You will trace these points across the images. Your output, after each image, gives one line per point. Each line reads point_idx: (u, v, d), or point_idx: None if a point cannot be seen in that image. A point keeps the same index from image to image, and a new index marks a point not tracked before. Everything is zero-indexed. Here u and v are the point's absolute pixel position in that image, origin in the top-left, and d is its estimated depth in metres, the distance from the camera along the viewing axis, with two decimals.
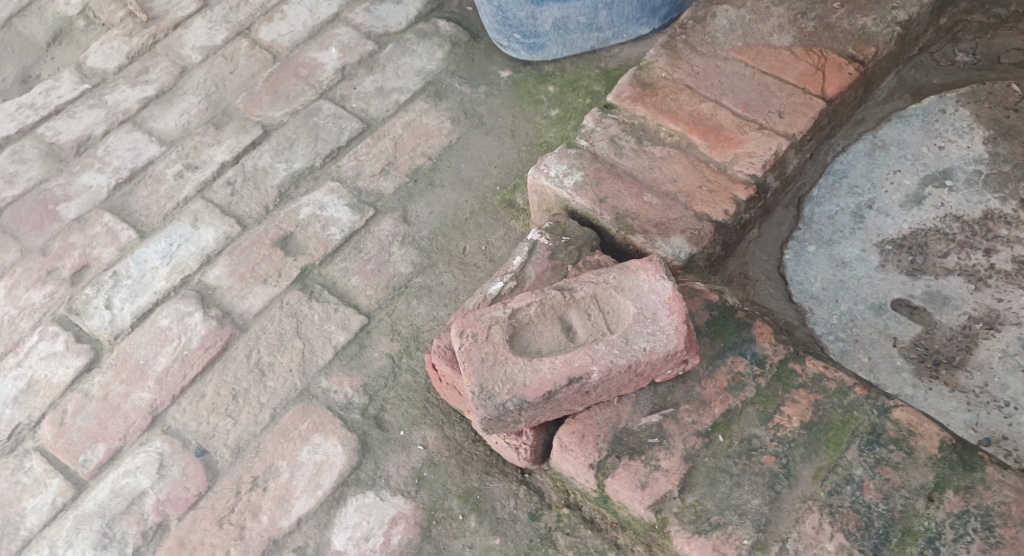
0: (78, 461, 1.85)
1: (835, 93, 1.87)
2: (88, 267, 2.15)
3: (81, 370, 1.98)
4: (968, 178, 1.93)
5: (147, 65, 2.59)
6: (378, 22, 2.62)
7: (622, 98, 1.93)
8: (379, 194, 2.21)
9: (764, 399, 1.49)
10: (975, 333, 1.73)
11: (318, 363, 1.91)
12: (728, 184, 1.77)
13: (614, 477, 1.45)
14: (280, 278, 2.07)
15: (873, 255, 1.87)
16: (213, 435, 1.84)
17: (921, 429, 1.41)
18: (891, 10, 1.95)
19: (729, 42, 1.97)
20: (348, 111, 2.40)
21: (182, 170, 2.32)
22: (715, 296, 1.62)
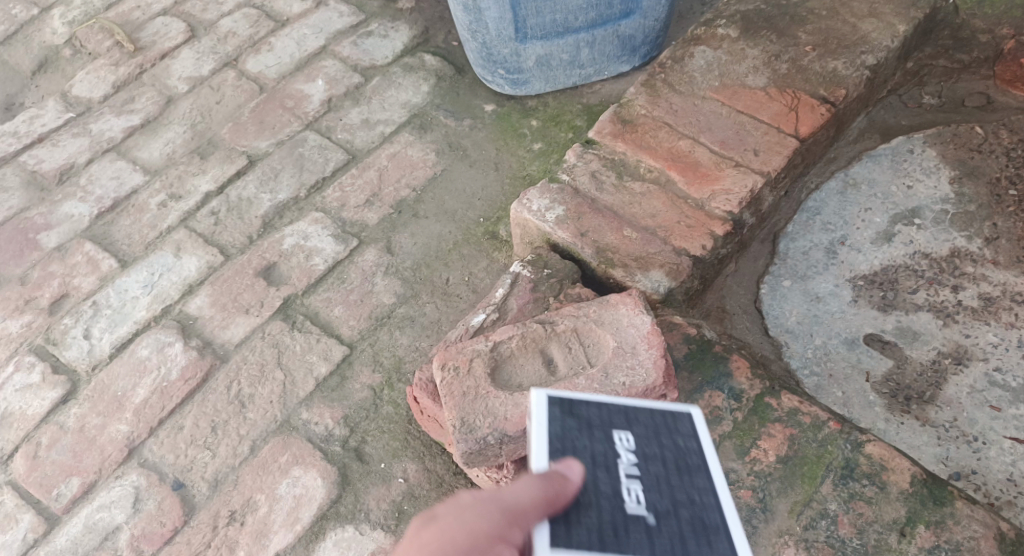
0: (51, 495, 1.83)
1: (808, 132, 1.91)
2: (67, 297, 2.14)
3: (57, 402, 1.97)
4: (936, 216, 1.98)
5: (133, 95, 2.61)
6: (364, 56, 2.66)
7: (602, 134, 1.97)
8: (362, 225, 2.23)
9: (741, 433, 1.51)
10: (944, 368, 1.77)
11: (298, 395, 1.91)
12: (705, 219, 1.80)
13: None
14: (263, 308, 2.07)
15: (846, 290, 1.91)
16: (191, 468, 1.83)
17: (893, 464, 1.44)
18: (860, 54, 2.00)
19: (706, 82, 2.02)
20: (334, 142, 2.43)
21: (165, 200, 2.33)
22: (693, 330, 1.65)
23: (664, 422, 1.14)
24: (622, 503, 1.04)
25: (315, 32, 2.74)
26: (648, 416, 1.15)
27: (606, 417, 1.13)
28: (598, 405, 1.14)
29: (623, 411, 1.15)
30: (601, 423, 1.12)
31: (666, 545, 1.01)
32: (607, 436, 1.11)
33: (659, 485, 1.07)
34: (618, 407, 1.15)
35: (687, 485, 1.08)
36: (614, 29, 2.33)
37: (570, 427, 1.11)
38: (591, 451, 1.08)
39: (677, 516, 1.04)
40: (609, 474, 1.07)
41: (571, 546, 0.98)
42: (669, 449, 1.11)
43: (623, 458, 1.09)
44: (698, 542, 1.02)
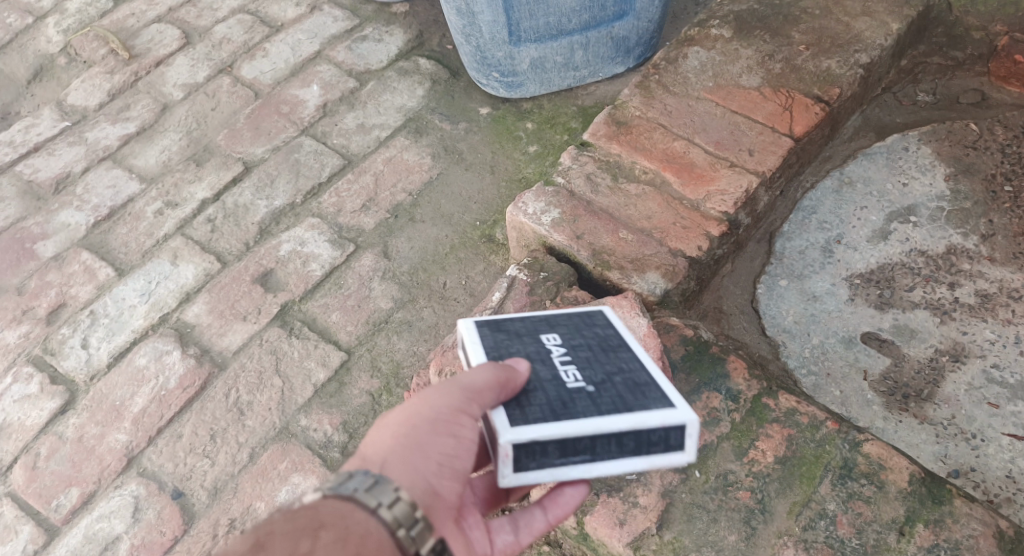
0: (51, 505, 1.83)
1: (803, 131, 1.91)
2: (64, 306, 2.14)
3: (55, 412, 1.97)
4: (932, 213, 1.98)
5: (128, 102, 2.61)
6: (359, 60, 2.66)
7: (597, 136, 1.97)
8: (359, 230, 2.23)
9: (739, 434, 1.51)
10: (942, 365, 1.76)
11: (297, 402, 1.91)
12: (701, 220, 1.80)
13: (593, 514, 1.45)
14: (260, 315, 2.07)
15: (842, 289, 1.91)
16: (190, 476, 1.83)
17: (891, 463, 1.44)
18: (854, 53, 2.00)
19: (700, 83, 2.02)
20: (329, 147, 2.43)
21: (162, 207, 2.32)
22: (689, 331, 1.65)
23: (582, 322, 1.40)
24: (562, 381, 1.23)
25: (310, 37, 2.74)
26: (568, 320, 1.40)
27: (531, 327, 1.37)
28: (522, 321, 1.39)
29: (545, 321, 1.39)
30: (529, 331, 1.35)
31: (608, 401, 1.19)
32: (536, 339, 1.33)
33: (589, 363, 1.28)
34: (541, 319, 1.40)
35: (612, 360, 1.30)
36: (608, 30, 2.33)
37: (503, 337, 1.33)
38: (526, 350, 1.30)
39: (611, 379, 1.24)
40: (545, 362, 1.27)
41: (528, 420, 1.15)
42: (590, 339, 1.35)
43: (555, 350, 1.30)
44: (634, 392, 1.21)
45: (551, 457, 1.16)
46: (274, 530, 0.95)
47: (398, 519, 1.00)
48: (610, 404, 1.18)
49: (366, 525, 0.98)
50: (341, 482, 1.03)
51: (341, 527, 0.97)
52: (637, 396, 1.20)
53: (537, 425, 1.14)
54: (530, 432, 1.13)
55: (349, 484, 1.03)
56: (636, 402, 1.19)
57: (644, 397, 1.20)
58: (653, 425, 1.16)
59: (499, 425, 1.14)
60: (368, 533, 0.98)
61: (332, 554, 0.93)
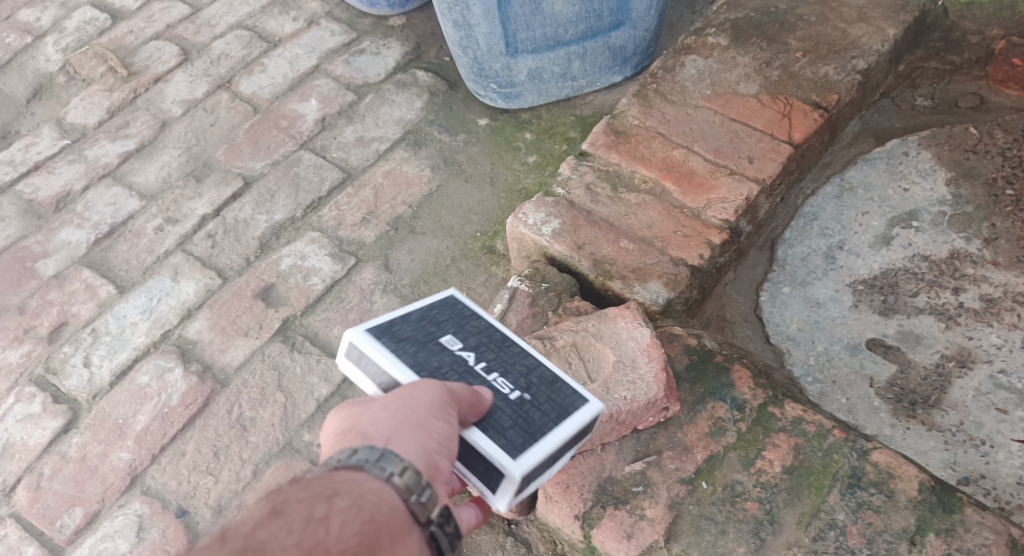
0: (55, 526, 1.82)
1: (802, 138, 1.91)
2: (65, 325, 2.14)
3: (58, 431, 1.96)
4: (934, 218, 1.97)
5: (127, 120, 2.61)
6: (357, 74, 2.66)
7: (596, 146, 1.97)
8: (360, 243, 2.22)
9: (745, 444, 1.49)
10: (948, 371, 1.75)
11: (300, 417, 1.90)
12: (702, 228, 1.79)
13: (599, 528, 1.44)
14: (262, 330, 2.06)
15: (846, 295, 1.90)
16: (194, 494, 1.82)
17: (900, 472, 1.43)
18: (852, 58, 1.99)
19: (698, 91, 2.02)
20: (328, 161, 2.43)
21: (162, 224, 2.32)
22: (693, 340, 1.64)
23: (460, 313, 1.43)
24: (501, 396, 1.31)
25: (308, 52, 2.74)
26: (446, 314, 1.43)
27: (422, 330, 1.38)
28: (406, 321, 1.39)
29: (424, 318, 1.41)
30: (423, 337, 1.37)
31: (551, 407, 1.31)
32: (441, 346, 1.36)
33: (503, 365, 1.36)
34: (420, 316, 1.41)
35: (515, 357, 1.38)
36: (605, 40, 2.33)
37: (411, 351, 1.33)
38: (444, 362, 1.33)
39: (531, 381, 1.35)
40: (470, 374, 1.33)
41: (514, 449, 1.24)
42: (483, 334, 1.41)
43: (467, 359, 1.35)
44: (557, 391, 1.34)
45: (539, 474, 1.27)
46: (289, 497, 1.00)
47: (408, 487, 1.07)
48: (556, 410, 1.31)
49: (378, 493, 1.04)
50: (347, 457, 1.09)
51: (355, 495, 1.02)
52: (564, 393, 1.33)
53: (531, 450, 1.24)
54: (529, 461, 1.22)
55: (354, 459, 1.09)
56: (570, 402, 1.32)
57: (565, 392, 1.33)
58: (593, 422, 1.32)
59: (503, 461, 1.22)
60: (381, 501, 1.03)
61: (348, 518, 0.98)
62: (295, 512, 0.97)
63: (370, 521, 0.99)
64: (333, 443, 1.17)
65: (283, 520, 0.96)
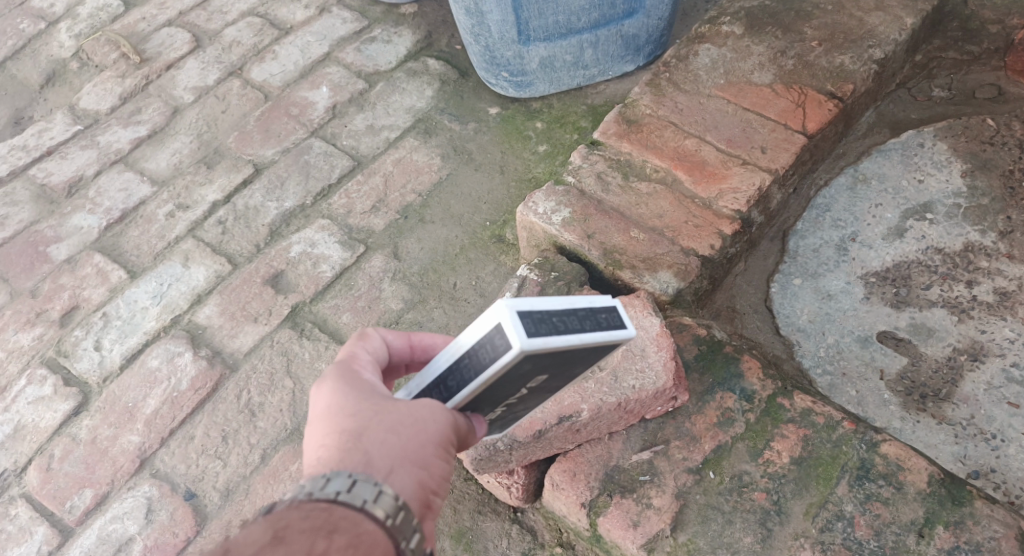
0: (65, 507, 1.83)
1: (816, 128, 1.89)
2: (77, 309, 2.15)
3: (69, 414, 1.97)
4: (948, 211, 1.95)
5: (140, 106, 2.62)
6: (368, 62, 2.66)
7: (607, 134, 1.96)
8: (369, 231, 2.22)
9: (753, 435, 1.49)
10: (960, 365, 1.74)
11: (308, 402, 1.91)
12: (713, 219, 1.78)
13: (606, 516, 1.44)
14: (271, 316, 2.07)
15: (858, 287, 1.88)
16: (202, 478, 1.83)
17: (909, 464, 1.42)
18: (868, 48, 1.97)
19: (711, 80, 2.00)
20: (339, 149, 2.42)
21: (173, 210, 2.33)
22: (702, 330, 1.63)
23: (595, 352, 1.20)
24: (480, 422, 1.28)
25: (319, 39, 2.74)
26: (586, 351, 1.18)
27: (551, 363, 1.17)
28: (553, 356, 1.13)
29: (564, 359, 1.17)
30: (537, 372, 1.17)
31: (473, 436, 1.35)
32: (527, 382, 1.21)
33: (515, 404, 1.29)
34: (565, 356, 1.16)
35: (534, 401, 1.32)
36: (618, 28, 2.32)
37: (512, 380, 1.16)
38: (501, 394, 1.22)
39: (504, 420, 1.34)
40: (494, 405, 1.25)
41: None
42: (557, 381, 1.26)
43: (515, 395, 1.24)
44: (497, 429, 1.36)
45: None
46: (288, 524, 0.94)
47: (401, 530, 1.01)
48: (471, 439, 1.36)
49: (375, 534, 0.98)
50: (347, 489, 1.01)
51: (354, 534, 0.97)
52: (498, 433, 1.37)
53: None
54: None
55: (355, 491, 1.01)
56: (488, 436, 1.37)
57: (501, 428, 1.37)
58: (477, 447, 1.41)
59: None
60: (379, 543, 0.98)
61: None
62: (294, 546, 0.91)
63: None
64: (325, 451, 1.08)
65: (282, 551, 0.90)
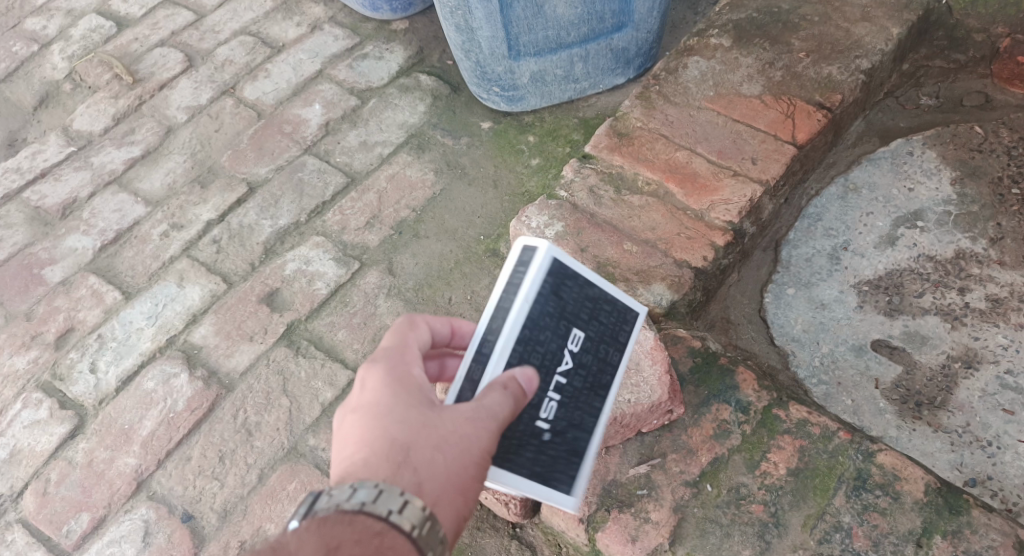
0: (62, 531, 1.83)
1: (806, 139, 1.90)
2: (72, 331, 2.15)
3: (65, 437, 1.96)
4: (939, 218, 1.96)
5: (133, 126, 2.62)
6: (360, 78, 2.67)
7: (599, 148, 1.97)
8: (364, 247, 2.22)
9: (750, 446, 1.49)
10: (955, 372, 1.74)
11: (305, 421, 1.91)
12: (705, 230, 1.79)
13: (605, 531, 1.44)
14: (267, 335, 2.07)
15: (851, 296, 1.89)
16: (199, 499, 1.83)
17: (905, 473, 1.42)
18: (855, 58, 1.99)
19: (701, 92, 2.01)
20: (332, 165, 2.43)
21: (167, 230, 2.33)
22: (697, 342, 1.63)
23: (617, 323, 1.38)
24: (533, 410, 1.27)
25: (311, 57, 2.75)
26: (607, 319, 1.38)
27: (578, 311, 1.34)
28: (577, 293, 1.34)
29: (589, 307, 1.36)
30: (568, 315, 1.32)
31: (537, 463, 1.27)
32: (565, 334, 1.31)
33: (569, 398, 1.32)
34: (587, 303, 1.35)
35: (586, 404, 1.33)
36: (608, 42, 2.33)
37: (546, 314, 1.29)
38: (546, 347, 1.28)
39: (565, 428, 1.31)
40: (543, 372, 1.28)
41: None
42: (595, 354, 1.35)
43: (563, 364, 1.30)
44: (560, 463, 1.29)
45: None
46: (341, 547, 1.00)
47: None
48: (535, 470, 1.26)
49: None
50: (399, 511, 1.05)
51: None
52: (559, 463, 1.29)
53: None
54: None
55: (404, 513, 1.05)
56: (555, 476, 1.28)
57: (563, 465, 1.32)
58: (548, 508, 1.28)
59: None
60: None
61: None
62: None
63: None
64: (372, 457, 1.11)
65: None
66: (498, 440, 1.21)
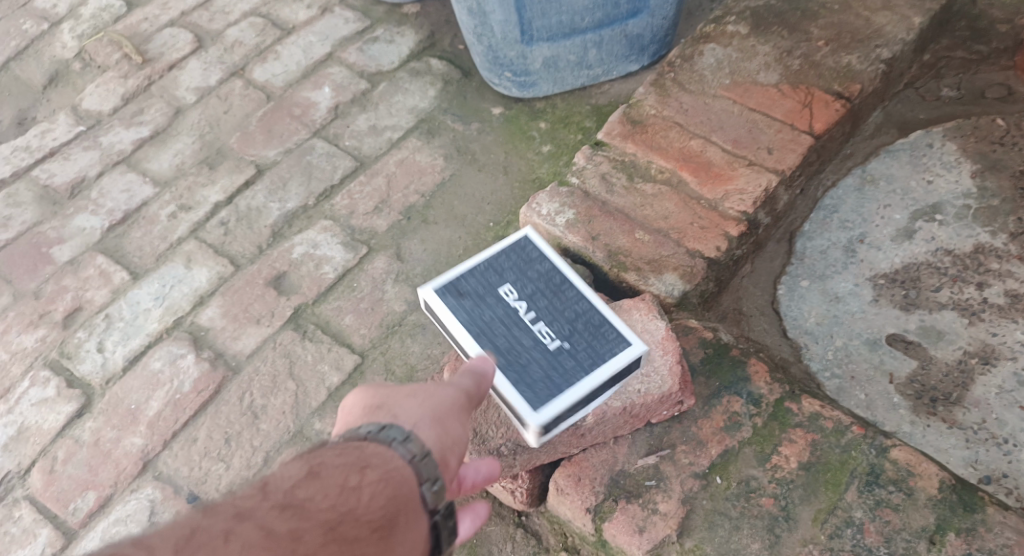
0: (68, 509, 1.83)
1: (823, 129, 1.87)
2: (80, 310, 2.14)
3: (72, 415, 1.96)
4: (957, 212, 1.93)
5: (142, 106, 2.60)
6: (370, 62, 2.64)
7: (612, 135, 1.94)
8: (372, 232, 2.21)
9: (761, 439, 1.47)
10: (971, 369, 1.72)
11: (311, 405, 1.90)
12: (719, 220, 1.76)
13: (612, 521, 1.43)
14: (274, 318, 2.06)
15: (866, 289, 1.86)
16: (205, 480, 1.83)
17: (920, 469, 1.40)
18: (875, 48, 1.95)
19: (717, 80, 1.98)
20: (341, 149, 2.41)
21: (175, 211, 2.32)
22: (708, 333, 1.61)
23: (521, 259, 1.55)
24: (537, 345, 1.44)
25: (322, 39, 2.72)
26: (508, 259, 1.55)
27: (487, 281, 1.52)
28: (472, 276, 1.52)
29: (489, 273, 1.53)
30: (483, 291, 1.51)
31: (584, 355, 1.43)
32: (497, 299, 1.49)
33: (551, 313, 1.48)
34: (485, 271, 1.53)
35: (565, 302, 1.50)
36: (622, 28, 2.30)
37: (471, 307, 1.48)
38: (498, 317, 1.47)
39: (571, 328, 1.46)
40: (517, 326, 1.47)
41: (542, 395, 1.37)
42: (530, 281, 1.52)
43: (520, 312, 1.48)
44: (594, 340, 1.45)
45: (558, 428, 1.39)
46: (324, 462, 1.07)
47: (423, 473, 1.12)
48: (588, 359, 1.42)
49: (401, 470, 1.10)
50: (378, 430, 1.15)
51: (383, 469, 1.09)
52: (599, 341, 1.44)
53: (552, 404, 1.36)
54: (543, 407, 1.36)
55: (386, 431, 1.15)
56: (601, 349, 1.44)
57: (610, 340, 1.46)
58: (628, 359, 1.43)
59: (528, 413, 1.36)
60: (406, 476, 1.10)
61: (376, 490, 1.05)
62: (328, 479, 1.04)
63: (393, 498, 1.06)
64: (351, 415, 1.23)
65: (317, 485, 1.03)
66: (533, 375, 1.40)
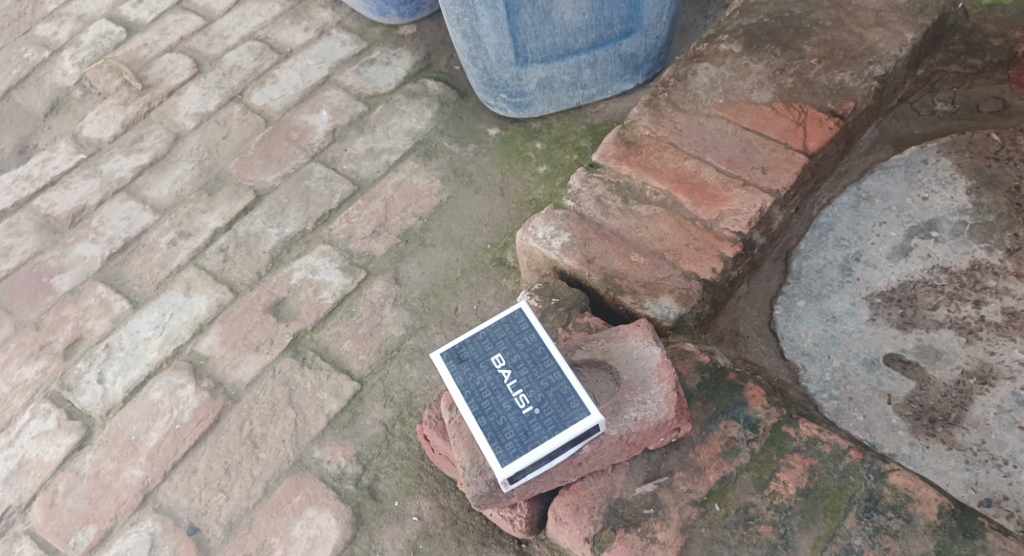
0: (69, 543, 1.83)
1: (817, 147, 1.87)
2: (80, 340, 2.14)
3: (72, 448, 1.96)
4: (954, 228, 1.92)
5: (142, 133, 2.62)
6: (367, 84, 2.65)
7: (606, 157, 1.94)
8: (370, 256, 2.21)
9: (758, 465, 1.46)
10: (969, 389, 1.71)
11: (311, 433, 1.90)
12: (714, 241, 1.76)
13: (609, 551, 1.42)
14: (273, 345, 2.06)
15: (863, 308, 1.85)
16: (205, 511, 1.82)
17: (919, 495, 1.39)
18: (868, 65, 1.95)
19: (710, 100, 1.98)
20: (339, 173, 2.42)
21: (175, 238, 2.32)
22: (705, 357, 1.60)
23: (511, 328, 1.50)
24: (515, 409, 1.41)
25: (319, 62, 2.74)
26: (501, 327, 1.50)
27: (482, 347, 1.49)
28: (473, 341, 1.50)
29: (487, 337, 1.50)
30: (478, 356, 1.48)
31: (552, 421, 1.39)
32: (490, 366, 1.47)
33: (530, 380, 1.44)
34: (485, 335, 1.50)
35: (544, 372, 1.44)
36: (616, 48, 2.30)
37: (467, 372, 1.46)
38: (485, 385, 1.45)
39: (547, 394, 1.42)
40: (500, 392, 1.44)
41: (510, 454, 1.37)
42: (518, 347, 1.48)
43: (506, 378, 1.45)
44: (565, 406, 1.40)
45: (530, 475, 1.41)
46: None
47: None
48: (557, 425, 1.38)
49: None
50: None
51: None
52: (565, 407, 1.40)
53: (520, 459, 1.37)
54: (510, 466, 1.36)
55: None
56: (571, 415, 1.39)
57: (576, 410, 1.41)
58: (586, 430, 1.38)
59: (496, 466, 1.37)
60: None
61: None
62: None
63: None
64: None
65: None
66: (507, 434, 1.39)
